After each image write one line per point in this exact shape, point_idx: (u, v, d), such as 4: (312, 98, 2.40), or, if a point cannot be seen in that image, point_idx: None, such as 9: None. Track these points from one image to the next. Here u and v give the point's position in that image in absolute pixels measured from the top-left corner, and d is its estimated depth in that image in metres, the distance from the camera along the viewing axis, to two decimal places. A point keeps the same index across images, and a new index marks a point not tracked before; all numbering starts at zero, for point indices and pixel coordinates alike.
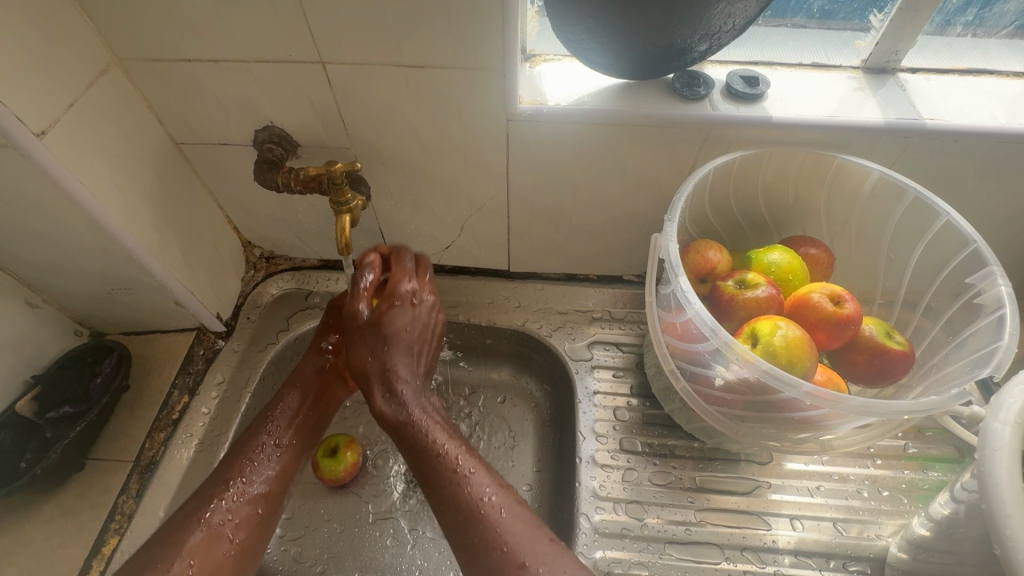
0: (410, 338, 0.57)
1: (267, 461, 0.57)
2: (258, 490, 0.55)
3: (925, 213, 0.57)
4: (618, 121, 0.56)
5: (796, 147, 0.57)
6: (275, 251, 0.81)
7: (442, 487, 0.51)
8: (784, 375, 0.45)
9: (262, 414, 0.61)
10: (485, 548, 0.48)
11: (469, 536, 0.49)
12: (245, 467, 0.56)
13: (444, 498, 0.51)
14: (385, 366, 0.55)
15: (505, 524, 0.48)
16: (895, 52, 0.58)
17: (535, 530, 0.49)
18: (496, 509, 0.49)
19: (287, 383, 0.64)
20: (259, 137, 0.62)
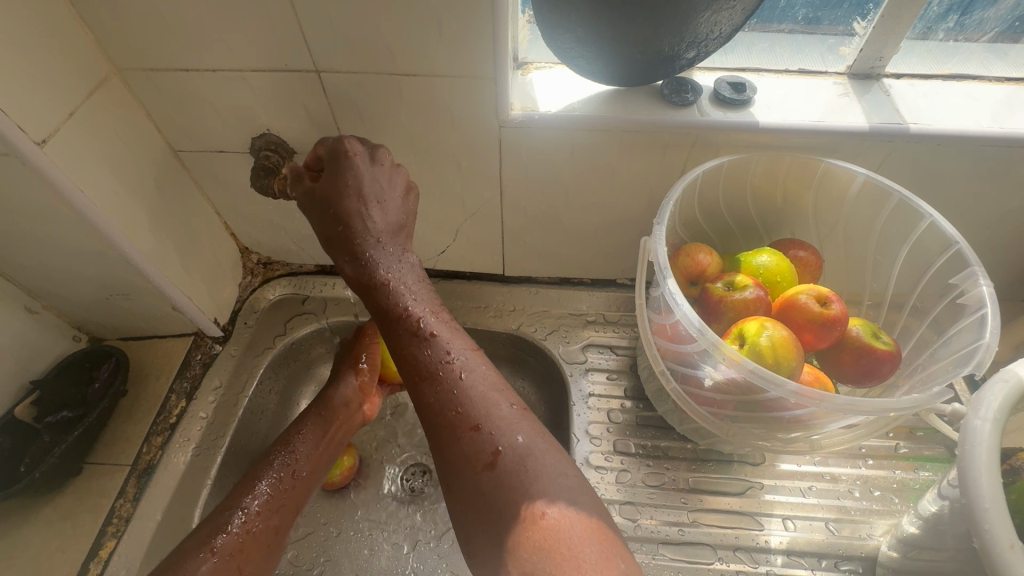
0: (367, 199, 0.54)
1: (280, 493, 0.57)
2: (269, 522, 0.55)
3: (910, 215, 0.58)
4: (607, 127, 0.57)
5: (784, 151, 0.59)
6: (272, 257, 0.82)
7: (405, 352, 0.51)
8: (769, 374, 0.46)
9: (279, 442, 0.61)
10: (440, 408, 0.48)
11: (424, 399, 0.49)
12: (258, 497, 0.56)
13: (401, 357, 0.51)
14: (342, 225, 0.54)
15: (460, 387, 0.49)
16: (879, 58, 0.59)
17: (496, 394, 0.49)
18: (455, 372, 0.50)
19: (307, 415, 0.64)
20: (255, 145, 0.63)
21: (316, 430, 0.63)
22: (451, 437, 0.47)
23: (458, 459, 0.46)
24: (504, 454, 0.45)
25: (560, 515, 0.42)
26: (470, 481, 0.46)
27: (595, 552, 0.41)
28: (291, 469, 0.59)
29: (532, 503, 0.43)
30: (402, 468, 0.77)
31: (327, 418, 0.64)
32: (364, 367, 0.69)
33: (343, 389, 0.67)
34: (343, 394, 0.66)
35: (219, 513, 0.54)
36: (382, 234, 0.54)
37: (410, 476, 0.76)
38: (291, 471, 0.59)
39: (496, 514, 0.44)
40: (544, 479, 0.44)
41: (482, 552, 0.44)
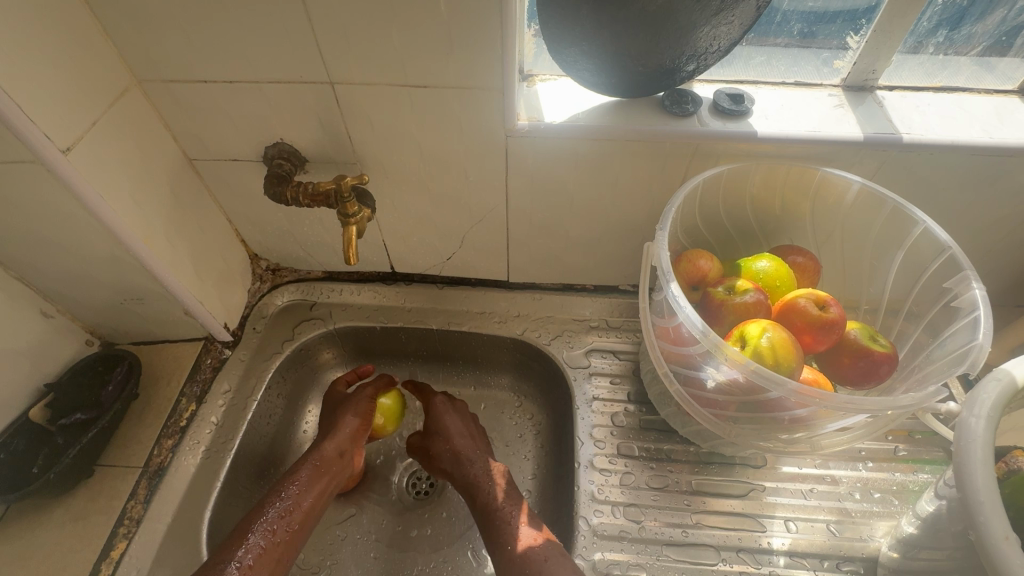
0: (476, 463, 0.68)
1: (273, 546, 0.57)
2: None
3: (904, 221, 0.59)
4: (611, 137, 0.59)
5: (781, 160, 0.60)
6: (281, 263, 0.83)
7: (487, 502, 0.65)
8: (771, 373, 0.47)
9: (272, 492, 0.61)
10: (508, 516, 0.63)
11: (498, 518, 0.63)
12: (247, 553, 0.55)
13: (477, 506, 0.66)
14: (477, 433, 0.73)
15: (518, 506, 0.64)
16: (872, 71, 0.61)
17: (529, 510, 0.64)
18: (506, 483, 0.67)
19: (300, 466, 0.64)
20: (268, 153, 0.64)
21: (310, 481, 0.63)
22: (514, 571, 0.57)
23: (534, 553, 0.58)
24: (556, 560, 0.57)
25: None
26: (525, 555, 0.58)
27: None
28: (286, 522, 0.59)
29: None
30: (408, 472, 0.78)
31: (320, 467, 0.65)
32: (359, 419, 0.69)
33: (335, 441, 0.67)
34: (334, 447, 0.67)
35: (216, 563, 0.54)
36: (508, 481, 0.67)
37: (416, 481, 0.77)
38: (283, 524, 0.59)
39: None
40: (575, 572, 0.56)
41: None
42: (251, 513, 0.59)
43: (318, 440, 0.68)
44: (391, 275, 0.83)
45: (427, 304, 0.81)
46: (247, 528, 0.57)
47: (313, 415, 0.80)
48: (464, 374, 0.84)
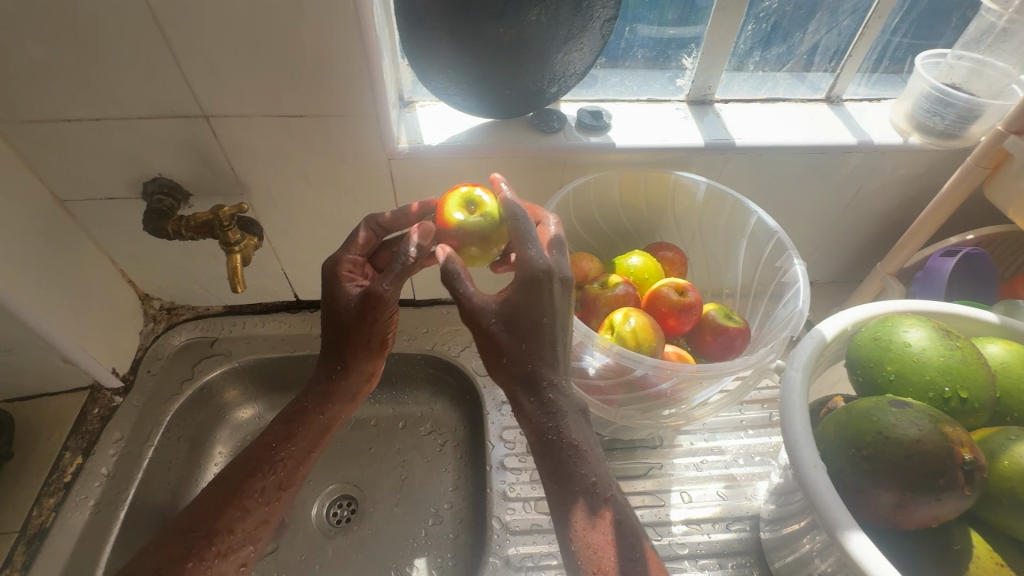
0: (567, 406, 0.49)
1: (267, 499, 0.57)
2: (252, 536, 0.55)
3: (742, 213, 0.68)
4: (486, 155, 0.64)
5: (639, 167, 0.68)
6: (176, 302, 0.81)
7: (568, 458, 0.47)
8: (631, 354, 0.53)
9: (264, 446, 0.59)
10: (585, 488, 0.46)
11: (579, 496, 0.46)
12: (232, 516, 0.54)
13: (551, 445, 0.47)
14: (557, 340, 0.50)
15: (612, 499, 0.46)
16: (708, 87, 0.71)
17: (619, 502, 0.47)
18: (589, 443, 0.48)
19: (301, 406, 0.62)
20: (147, 189, 0.64)
21: (279, 477, 0.58)
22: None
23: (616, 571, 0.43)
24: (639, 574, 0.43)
25: None
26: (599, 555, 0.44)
27: None
28: (239, 551, 0.54)
29: None
30: (327, 500, 0.77)
31: (297, 453, 0.60)
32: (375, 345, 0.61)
33: (353, 375, 0.63)
34: (351, 387, 0.64)
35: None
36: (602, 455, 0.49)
37: (337, 509, 0.77)
38: (234, 554, 0.53)
39: None
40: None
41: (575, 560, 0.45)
42: (192, 531, 0.52)
43: (304, 403, 0.62)
44: (296, 303, 0.83)
45: None
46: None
47: (221, 457, 0.77)
48: (380, 395, 0.85)
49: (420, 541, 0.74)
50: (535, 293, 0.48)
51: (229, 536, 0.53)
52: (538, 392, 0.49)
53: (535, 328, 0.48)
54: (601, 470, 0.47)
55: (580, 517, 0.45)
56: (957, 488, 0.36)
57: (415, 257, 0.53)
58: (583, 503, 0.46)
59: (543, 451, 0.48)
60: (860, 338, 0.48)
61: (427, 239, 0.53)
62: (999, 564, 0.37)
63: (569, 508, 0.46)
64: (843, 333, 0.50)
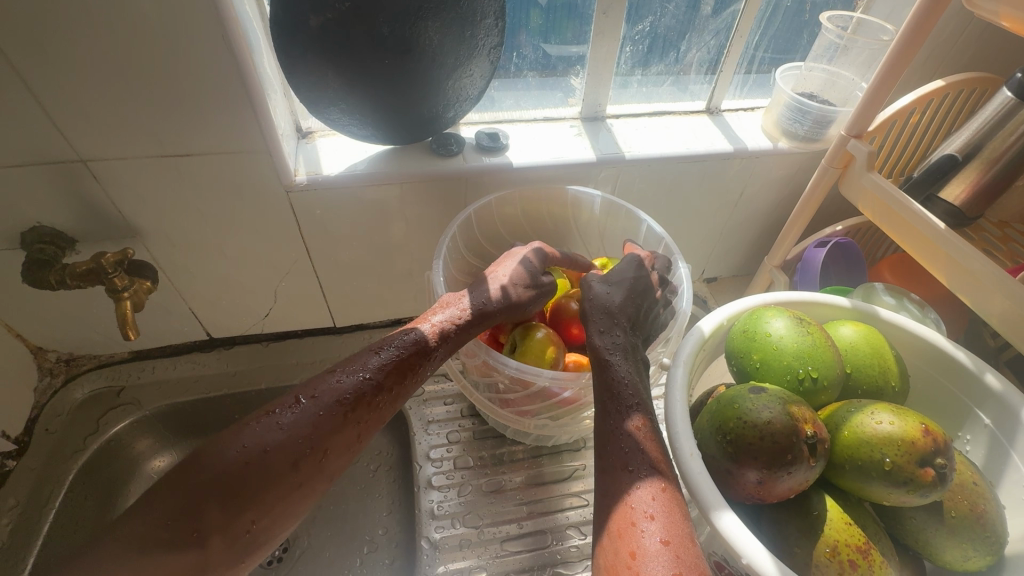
0: (632, 350, 0.52)
1: (271, 458, 0.44)
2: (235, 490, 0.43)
3: (634, 221, 0.72)
4: (385, 181, 0.65)
5: (538, 184, 0.71)
6: (75, 352, 0.77)
7: (621, 381, 0.48)
8: (532, 368, 0.56)
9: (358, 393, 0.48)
10: (630, 410, 0.46)
11: (617, 412, 0.46)
12: (234, 448, 0.44)
13: (615, 377, 0.48)
14: (635, 320, 0.55)
15: (648, 423, 0.46)
16: (598, 104, 0.76)
17: (660, 448, 0.44)
18: (641, 388, 0.48)
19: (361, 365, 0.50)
20: (26, 239, 0.60)
21: (333, 440, 0.47)
22: (614, 478, 0.43)
23: (633, 470, 0.42)
24: (654, 480, 0.42)
25: (659, 514, 0.39)
26: (624, 463, 0.43)
27: (656, 529, 0.39)
28: (251, 517, 0.43)
29: (646, 517, 0.39)
30: None
31: (354, 430, 0.48)
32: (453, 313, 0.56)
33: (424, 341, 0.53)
34: (417, 364, 0.52)
35: (139, 532, 0.41)
36: (646, 385, 0.50)
37: None
38: (246, 515, 0.43)
39: (620, 520, 0.40)
40: (665, 498, 0.41)
41: (605, 464, 0.44)
42: (212, 484, 0.42)
43: (385, 369, 0.50)
44: (210, 342, 0.81)
45: (252, 364, 0.80)
46: (189, 519, 0.41)
47: None
48: None
49: (356, 571, 0.73)
50: (641, 274, 0.58)
51: (240, 508, 0.43)
52: (617, 332, 0.52)
53: (639, 317, 0.55)
54: (644, 393, 0.48)
55: (617, 428, 0.45)
56: (803, 460, 0.40)
57: (507, 273, 0.60)
58: (624, 413, 0.46)
59: (592, 365, 0.50)
60: (733, 332, 0.53)
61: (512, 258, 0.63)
62: (848, 523, 0.42)
63: (613, 421, 0.46)
64: (720, 328, 0.55)
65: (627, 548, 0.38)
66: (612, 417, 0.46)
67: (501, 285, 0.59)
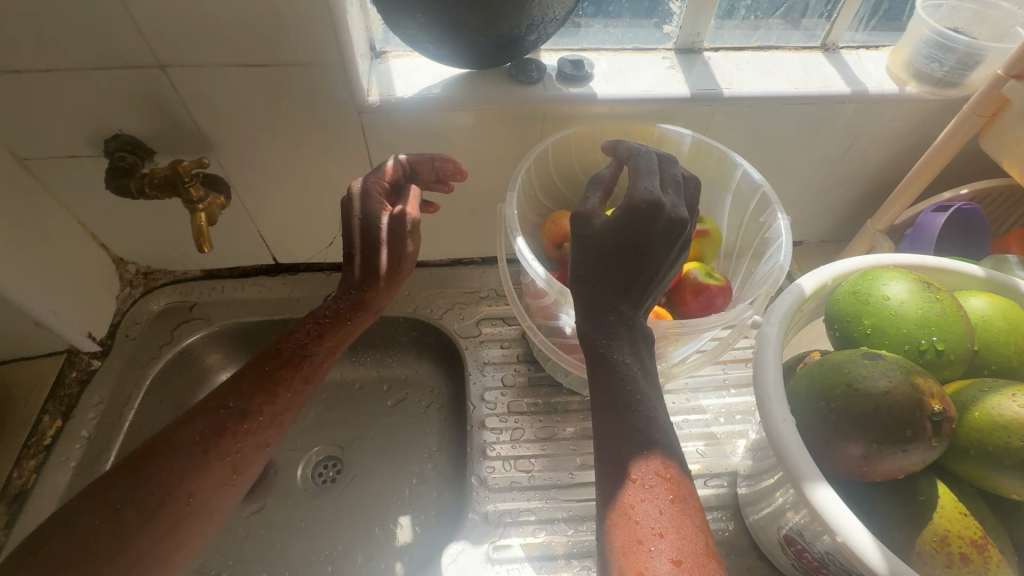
0: (631, 333, 0.46)
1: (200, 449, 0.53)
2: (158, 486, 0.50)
3: (728, 166, 0.66)
4: (460, 107, 0.61)
5: (622, 121, 0.65)
6: (152, 266, 0.80)
7: (615, 379, 0.45)
8: None
9: (273, 375, 0.58)
10: (625, 411, 0.44)
11: (618, 410, 0.44)
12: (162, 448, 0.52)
13: (610, 375, 0.45)
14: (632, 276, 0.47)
15: (651, 422, 0.43)
16: (697, 34, 0.67)
17: (665, 450, 0.42)
18: (641, 383, 0.45)
19: (286, 341, 0.61)
20: (109, 146, 0.61)
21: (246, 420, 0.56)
22: (614, 486, 0.41)
23: (635, 479, 0.41)
24: (655, 491, 0.40)
25: (660, 531, 0.38)
26: (622, 471, 0.41)
27: (663, 545, 0.38)
28: (185, 492, 0.51)
29: (649, 532, 0.38)
30: (314, 461, 0.78)
31: (276, 406, 0.57)
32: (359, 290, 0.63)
33: (331, 310, 0.63)
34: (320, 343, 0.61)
35: (91, 525, 0.46)
36: (652, 379, 0.46)
37: (322, 469, 0.78)
38: (174, 496, 0.50)
39: (623, 532, 0.39)
40: (669, 513, 0.39)
41: (603, 467, 0.43)
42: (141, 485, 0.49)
43: (292, 346, 0.60)
44: (276, 267, 0.82)
45: (316, 291, 0.81)
46: (122, 509, 0.48)
47: None
48: (363, 359, 0.85)
49: (404, 499, 0.75)
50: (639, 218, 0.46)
51: (164, 496, 0.49)
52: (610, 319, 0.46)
53: (635, 280, 0.47)
54: (647, 390, 0.45)
55: (610, 434, 0.43)
56: (923, 439, 0.35)
57: (378, 196, 0.62)
58: (615, 417, 0.44)
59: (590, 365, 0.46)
60: (838, 292, 0.47)
61: (376, 184, 0.61)
62: (964, 514, 0.37)
63: (613, 425, 0.43)
64: (823, 288, 0.49)
65: (635, 566, 0.37)
66: (607, 418, 0.44)
67: (361, 219, 0.60)
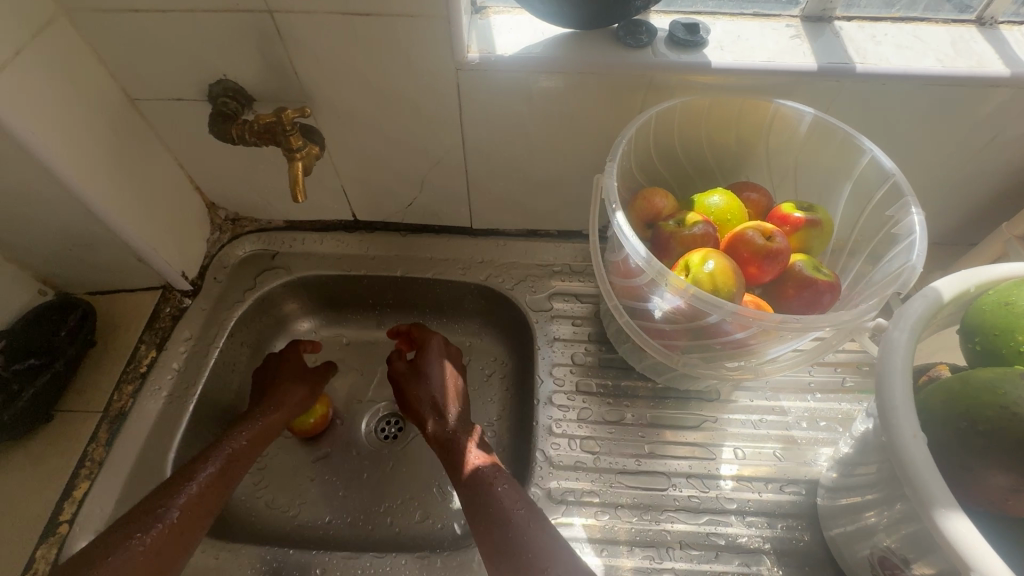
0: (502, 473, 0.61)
1: (193, 508, 0.55)
2: (158, 536, 0.52)
3: (853, 151, 0.60)
4: (561, 69, 0.58)
5: (736, 94, 0.60)
6: (240, 213, 0.82)
7: (494, 501, 0.57)
8: (712, 298, 0.47)
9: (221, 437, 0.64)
10: (510, 518, 0.55)
11: (490, 503, 0.57)
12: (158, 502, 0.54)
13: (489, 499, 0.58)
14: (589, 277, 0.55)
15: (541, 551, 0.53)
16: (831, 0, 0.60)
17: (555, 561, 0.52)
18: (518, 507, 0.56)
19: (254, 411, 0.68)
20: (213, 91, 0.62)
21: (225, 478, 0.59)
22: None
23: None
24: None
25: None
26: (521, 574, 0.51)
27: None
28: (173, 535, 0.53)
29: None
30: (377, 417, 0.80)
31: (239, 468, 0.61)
32: (421, 356, 0.73)
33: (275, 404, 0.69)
34: (289, 400, 0.70)
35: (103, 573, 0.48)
36: (537, 511, 0.57)
37: (384, 425, 0.79)
38: (160, 544, 0.52)
39: None
40: None
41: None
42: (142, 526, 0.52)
43: (254, 427, 0.66)
44: (355, 223, 0.82)
45: (390, 252, 0.81)
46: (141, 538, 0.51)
47: None
48: (431, 322, 0.85)
49: None
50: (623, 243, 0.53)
51: (156, 537, 0.52)
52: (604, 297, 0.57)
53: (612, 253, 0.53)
54: (524, 508, 0.56)
55: (506, 550, 0.53)
56: None
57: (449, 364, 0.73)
58: (504, 521, 0.55)
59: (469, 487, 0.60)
60: (984, 303, 0.42)
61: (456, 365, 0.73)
62: None
63: (500, 543, 0.54)
64: (964, 294, 0.43)
65: None
66: (496, 535, 0.55)
67: (430, 376, 0.71)
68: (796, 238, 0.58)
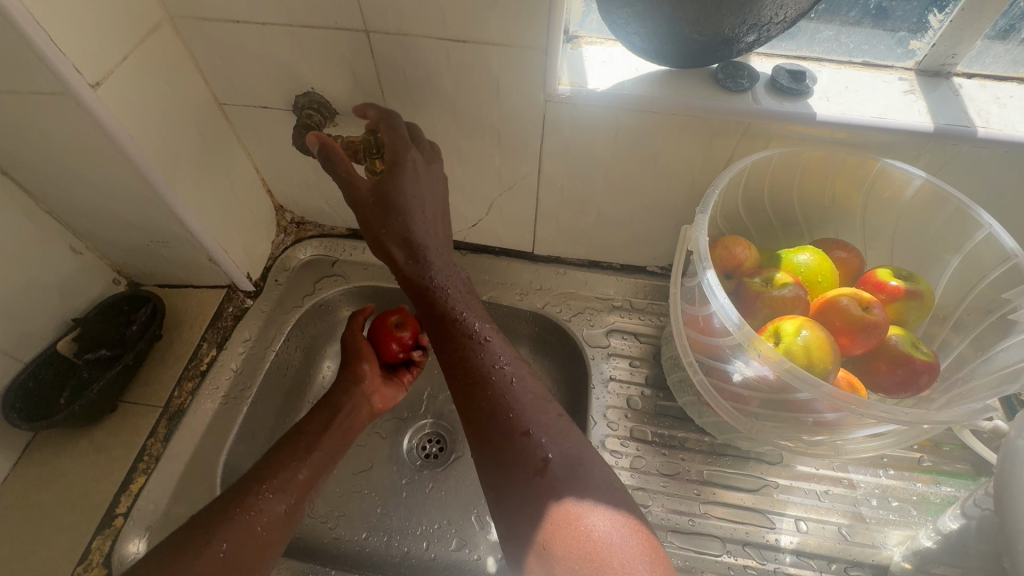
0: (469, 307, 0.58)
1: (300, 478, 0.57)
2: (278, 504, 0.54)
3: (967, 222, 0.56)
4: (654, 109, 0.55)
5: (840, 148, 0.57)
6: (305, 217, 0.83)
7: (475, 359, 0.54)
8: (806, 375, 0.45)
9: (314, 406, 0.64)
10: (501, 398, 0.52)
11: (489, 390, 0.53)
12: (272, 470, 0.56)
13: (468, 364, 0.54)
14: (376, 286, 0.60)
15: (545, 455, 0.49)
16: (952, 55, 0.56)
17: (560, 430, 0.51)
18: (510, 375, 0.54)
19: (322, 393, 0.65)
20: (298, 103, 0.62)
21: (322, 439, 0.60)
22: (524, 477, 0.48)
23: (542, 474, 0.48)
24: (554, 463, 0.49)
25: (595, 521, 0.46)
26: (530, 476, 0.48)
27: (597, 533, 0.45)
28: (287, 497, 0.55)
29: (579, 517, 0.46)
30: (419, 437, 0.79)
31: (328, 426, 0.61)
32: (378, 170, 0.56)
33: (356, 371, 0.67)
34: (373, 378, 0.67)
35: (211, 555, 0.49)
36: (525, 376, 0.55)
37: (425, 444, 0.78)
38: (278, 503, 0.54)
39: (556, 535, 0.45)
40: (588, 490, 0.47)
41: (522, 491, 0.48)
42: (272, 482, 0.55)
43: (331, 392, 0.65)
44: None
45: None
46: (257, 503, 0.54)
47: (328, 370, 0.80)
48: None
49: None
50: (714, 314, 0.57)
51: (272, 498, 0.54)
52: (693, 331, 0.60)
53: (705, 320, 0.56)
54: (527, 415, 0.52)
55: (517, 456, 0.49)
56: None
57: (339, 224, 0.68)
58: (502, 409, 0.52)
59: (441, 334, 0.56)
60: None
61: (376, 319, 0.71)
62: None
63: (508, 466, 0.50)
64: None
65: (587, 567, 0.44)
66: (496, 427, 0.51)
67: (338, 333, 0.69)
68: (892, 308, 0.54)
